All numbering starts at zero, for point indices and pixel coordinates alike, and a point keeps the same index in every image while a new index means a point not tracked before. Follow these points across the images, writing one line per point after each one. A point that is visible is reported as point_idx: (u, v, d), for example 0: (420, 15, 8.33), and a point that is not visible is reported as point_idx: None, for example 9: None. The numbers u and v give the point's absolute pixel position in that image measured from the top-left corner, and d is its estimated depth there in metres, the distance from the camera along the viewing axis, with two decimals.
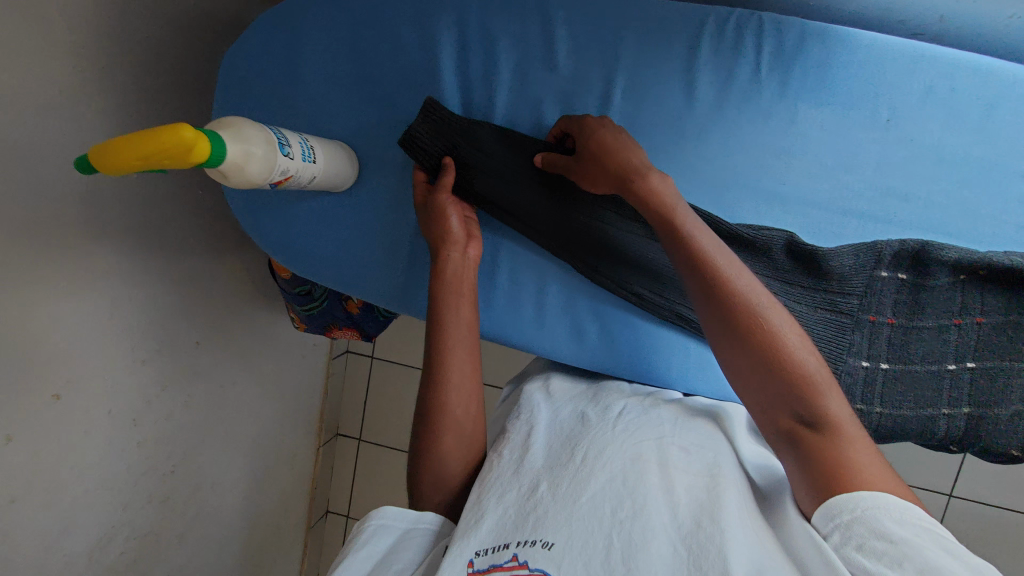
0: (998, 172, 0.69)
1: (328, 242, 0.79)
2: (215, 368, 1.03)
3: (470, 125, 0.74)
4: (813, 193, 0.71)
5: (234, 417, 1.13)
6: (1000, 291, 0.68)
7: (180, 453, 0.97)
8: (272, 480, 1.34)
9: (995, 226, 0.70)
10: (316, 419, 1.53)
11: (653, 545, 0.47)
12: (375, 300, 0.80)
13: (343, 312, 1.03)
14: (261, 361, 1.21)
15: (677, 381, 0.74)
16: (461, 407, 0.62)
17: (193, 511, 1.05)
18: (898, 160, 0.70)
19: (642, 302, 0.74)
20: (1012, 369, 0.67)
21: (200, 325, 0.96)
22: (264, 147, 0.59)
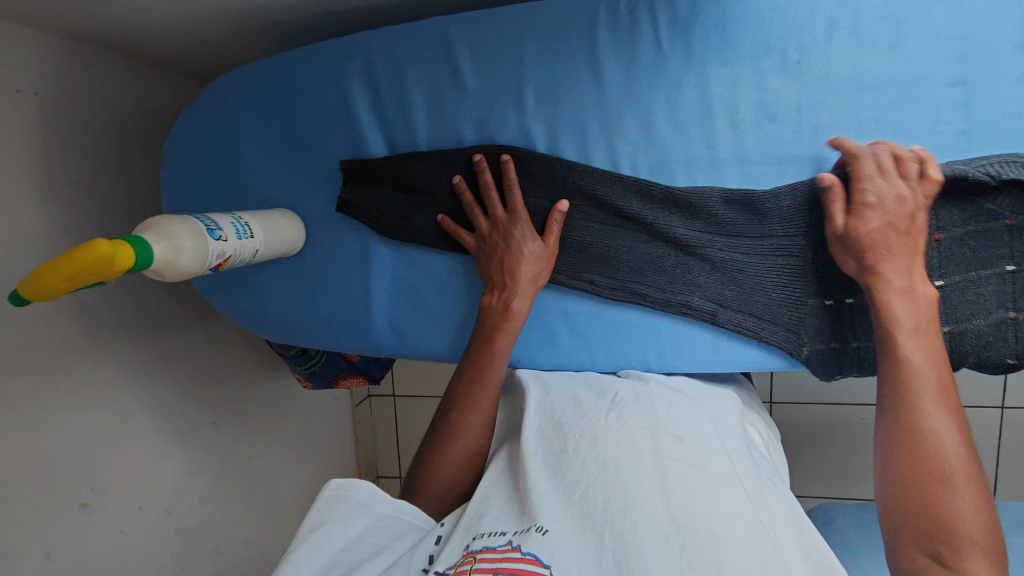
0: (924, 84, 0.63)
1: (299, 301, 0.82)
2: (236, 443, 1.10)
3: (398, 160, 0.76)
4: (745, 151, 0.67)
5: (270, 481, 1.19)
6: (955, 204, 0.66)
7: (221, 529, 1.04)
8: None
9: (934, 138, 0.64)
10: (354, 466, 1.54)
11: (649, 536, 0.42)
12: (345, 346, 0.84)
13: (346, 362, 1.07)
14: (283, 427, 1.26)
15: (654, 362, 0.74)
16: (478, 417, 0.68)
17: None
18: (819, 98, 0.65)
19: (601, 290, 0.73)
20: (981, 279, 0.66)
21: (214, 406, 1.05)
22: (192, 238, 0.61)
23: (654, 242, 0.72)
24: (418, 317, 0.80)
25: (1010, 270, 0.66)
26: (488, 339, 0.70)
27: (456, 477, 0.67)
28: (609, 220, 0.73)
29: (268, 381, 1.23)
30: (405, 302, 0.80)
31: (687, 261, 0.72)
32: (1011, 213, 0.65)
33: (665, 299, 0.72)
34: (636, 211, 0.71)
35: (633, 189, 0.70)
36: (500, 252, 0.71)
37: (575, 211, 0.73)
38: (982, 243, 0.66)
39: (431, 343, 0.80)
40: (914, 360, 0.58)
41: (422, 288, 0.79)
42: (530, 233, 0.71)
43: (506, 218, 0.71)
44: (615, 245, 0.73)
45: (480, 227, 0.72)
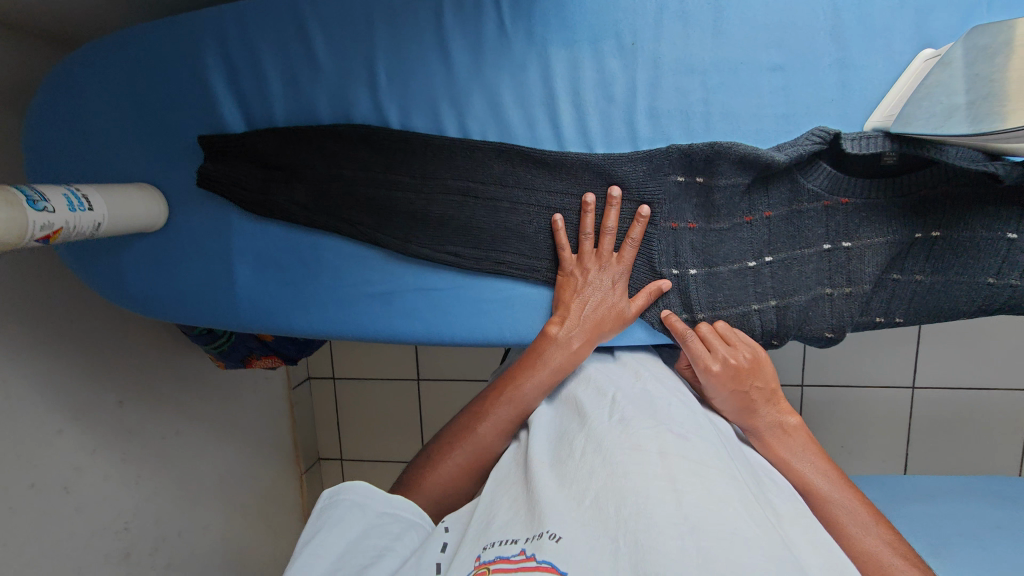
0: (746, 71, 0.63)
1: (171, 278, 0.73)
2: (145, 426, 0.99)
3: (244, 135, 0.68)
4: (589, 132, 0.65)
5: (187, 465, 1.09)
6: (777, 184, 0.66)
7: (130, 510, 0.95)
8: (256, 517, 1.30)
9: (755, 123, 0.64)
10: (291, 453, 1.45)
11: (663, 538, 0.39)
12: (226, 325, 0.75)
13: (257, 342, 0.97)
14: (204, 408, 1.15)
15: (511, 335, 0.71)
16: (496, 431, 0.63)
17: (165, 562, 1.02)
18: (653, 82, 0.63)
19: (466, 263, 0.69)
20: (801, 257, 0.67)
21: (120, 384, 0.95)
22: (5, 208, 0.51)
23: (519, 204, 0.68)
24: (291, 293, 0.72)
25: (827, 248, 0.66)
26: (538, 362, 0.64)
27: (457, 479, 0.63)
28: (471, 190, 0.68)
29: (187, 361, 1.12)
30: (272, 280, 0.72)
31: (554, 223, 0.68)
32: (828, 193, 0.65)
33: (526, 267, 0.69)
34: (500, 171, 0.67)
35: (494, 150, 0.66)
36: (579, 296, 0.65)
37: (434, 183, 0.68)
38: (801, 224, 0.66)
39: (303, 322, 0.73)
40: (809, 472, 0.60)
41: (289, 264, 0.72)
42: (620, 289, 0.66)
43: (596, 265, 0.66)
44: (476, 207, 0.68)
45: (584, 262, 0.66)
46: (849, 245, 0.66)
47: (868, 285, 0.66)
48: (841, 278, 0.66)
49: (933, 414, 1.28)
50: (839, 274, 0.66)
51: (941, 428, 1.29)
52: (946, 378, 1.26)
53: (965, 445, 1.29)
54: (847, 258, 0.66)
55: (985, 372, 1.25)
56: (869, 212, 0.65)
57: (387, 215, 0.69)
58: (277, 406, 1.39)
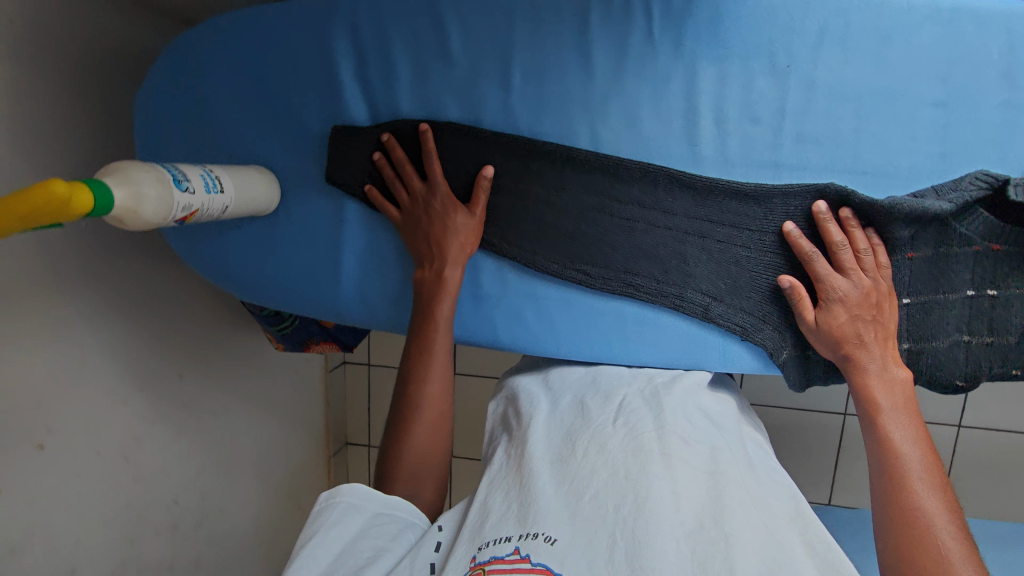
0: (904, 101, 0.65)
1: (260, 264, 0.81)
2: (199, 400, 1.07)
3: (403, 129, 0.73)
4: (728, 151, 0.68)
5: (232, 442, 1.17)
6: (931, 227, 0.67)
7: (181, 482, 1.03)
8: (288, 498, 1.37)
9: (908, 158, 0.67)
10: (322, 436, 1.52)
11: (659, 541, 0.45)
12: (304, 309, 0.83)
13: (318, 327, 1.03)
14: (251, 384, 1.23)
15: (619, 350, 0.74)
16: (433, 380, 0.68)
17: (207, 534, 1.10)
18: (803, 106, 0.66)
19: (590, 282, 0.72)
20: (945, 302, 0.69)
21: (179, 357, 1.02)
22: (157, 187, 0.57)
23: (655, 226, 0.71)
24: (387, 291, 0.78)
25: (971, 295, 0.69)
26: (430, 308, 0.70)
27: (427, 445, 0.66)
28: (604, 208, 0.72)
29: (238, 338, 1.19)
30: (371, 275, 0.78)
31: (688, 247, 0.71)
32: (980, 239, 0.68)
33: (657, 289, 0.71)
34: (644, 194, 0.70)
35: (641, 170, 0.70)
36: (425, 224, 0.71)
37: (578, 199, 0.72)
38: (949, 267, 0.68)
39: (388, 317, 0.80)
40: (900, 439, 0.58)
41: (388, 259, 0.78)
42: (449, 196, 0.71)
43: (425, 190, 0.71)
44: (614, 227, 0.72)
45: (404, 199, 0.73)
46: (992, 293, 0.69)
47: (1013, 337, 0.69)
48: (982, 327, 0.69)
49: (972, 460, 1.23)
50: (981, 322, 0.69)
51: (980, 475, 1.23)
52: (987, 433, 1.21)
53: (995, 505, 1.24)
54: (989, 307, 0.69)
55: None
56: (1016, 261, 0.68)
57: (525, 227, 0.73)
58: (313, 388, 1.47)
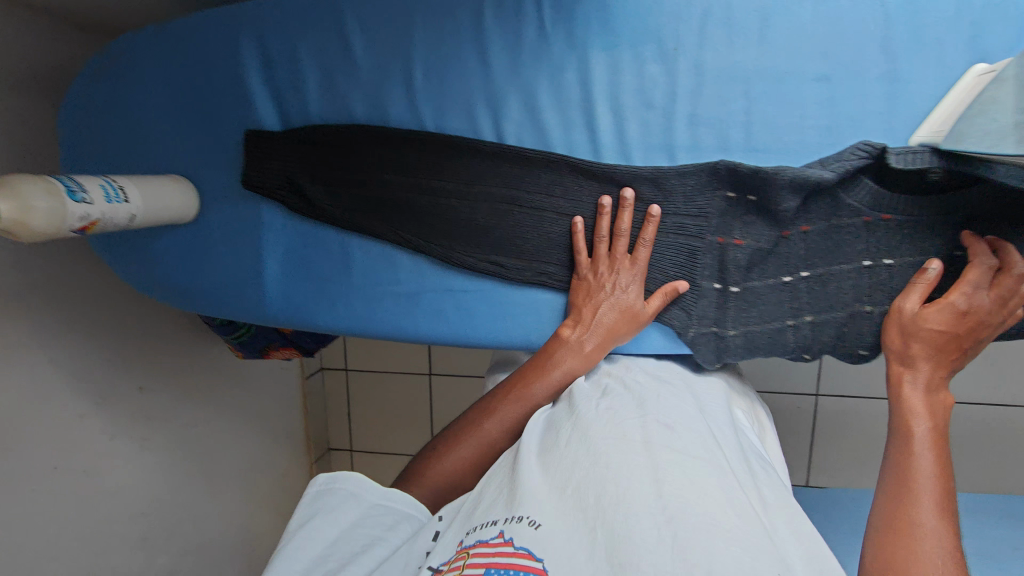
0: (793, 80, 0.59)
1: (203, 276, 0.77)
2: (165, 413, 1.04)
3: (303, 134, 0.71)
4: (626, 138, 0.63)
5: (204, 453, 1.13)
6: (819, 199, 0.62)
7: (149, 495, 1.00)
8: (269, 506, 1.35)
9: (799, 134, 0.61)
10: (303, 443, 1.49)
11: (639, 528, 0.41)
12: (243, 317, 0.80)
13: (277, 333, 1.00)
14: (221, 394, 1.19)
15: (536, 339, 0.73)
16: (502, 429, 0.65)
17: (182, 545, 1.07)
18: (687, 89, 0.61)
19: (506, 272, 0.70)
20: (841, 273, 0.63)
21: (140, 371, 0.99)
22: (47, 198, 0.55)
23: (558, 214, 0.68)
24: (316, 294, 0.76)
25: (867, 265, 0.63)
26: (543, 367, 0.66)
27: (460, 474, 0.64)
28: (511, 198, 0.68)
29: (205, 349, 1.16)
30: (301, 279, 0.76)
31: (592, 234, 0.67)
32: (869, 209, 0.62)
33: (570, 276, 0.69)
34: (547, 182, 0.67)
35: (531, 158, 0.66)
36: (599, 297, 0.66)
37: (478, 190, 0.69)
38: (842, 239, 0.63)
39: (325, 321, 0.77)
40: (925, 460, 0.55)
41: (315, 260, 0.75)
42: (635, 288, 0.66)
43: (622, 267, 0.66)
44: (520, 217, 0.69)
45: (597, 258, 0.66)
46: (890, 263, 0.62)
47: None
48: (884, 297, 0.63)
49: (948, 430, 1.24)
50: (881, 292, 0.63)
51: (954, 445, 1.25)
52: (959, 403, 1.23)
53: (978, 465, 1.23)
54: (889, 276, 0.63)
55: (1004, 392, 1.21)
56: (913, 230, 0.62)
57: (432, 223, 0.71)
58: (290, 396, 1.44)
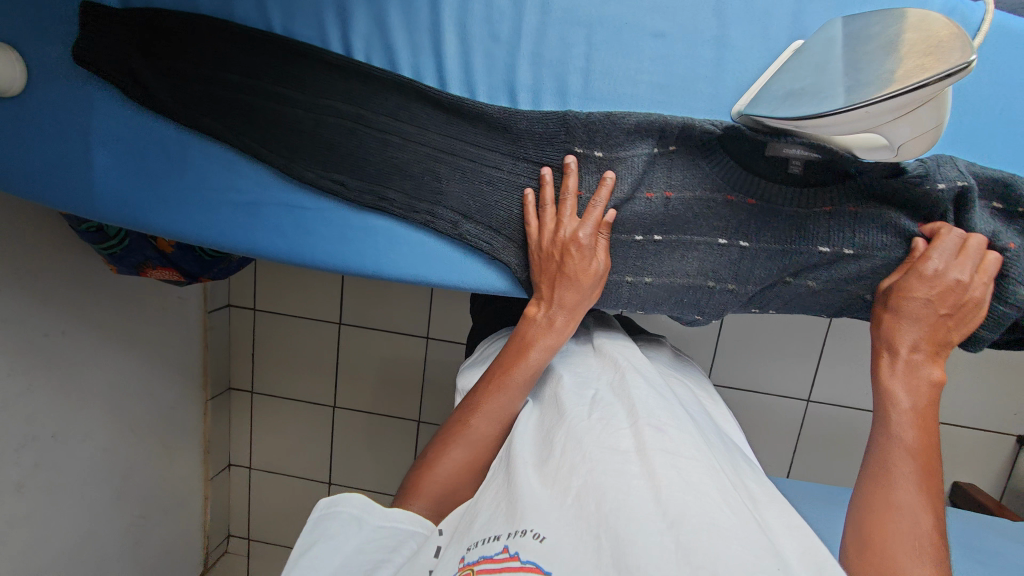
0: (617, 31, 0.66)
1: (38, 154, 0.66)
2: (30, 322, 0.92)
3: (137, 17, 0.65)
4: (471, 66, 0.67)
5: (72, 368, 1.02)
6: (685, 165, 0.68)
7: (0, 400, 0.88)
8: (150, 435, 1.24)
9: (631, 87, 0.68)
10: (198, 377, 1.39)
11: (639, 534, 0.43)
12: (95, 216, 0.69)
13: (155, 251, 0.90)
14: (100, 310, 1.07)
15: (384, 268, 0.70)
16: (489, 421, 0.62)
17: (36, 459, 0.96)
18: (533, 26, 0.66)
19: (345, 193, 0.68)
20: (689, 244, 0.70)
21: (4, 269, 0.87)
22: None
23: (407, 142, 0.68)
24: (175, 196, 0.68)
25: (721, 242, 0.69)
26: (522, 350, 0.64)
27: (455, 481, 0.61)
28: (358, 118, 0.67)
29: (87, 258, 1.03)
30: (151, 175, 0.68)
31: (439, 165, 0.68)
32: (732, 189, 0.68)
33: (409, 207, 0.68)
34: (403, 110, 0.67)
35: (389, 82, 0.66)
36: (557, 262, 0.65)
37: (321, 103, 0.67)
38: (703, 211, 0.69)
39: (181, 227, 0.69)
40: (906, 438, 0.57)
41: (150, 155, 0.67)
42: (593, 248, 0.65)
43: (577, 225, 0.65)
44: (371, 140, 0.68)
45: (546, 226, 0.66)
46: (743, 244, 0.69)
47: (750, 288, 0.70)
48: (727, 275, 0.70)
49: (824, 432, 1.32)
50: (727, 269, 0.70)
51: (825, 448, 1.33)
52: (834, 408, 1.31)
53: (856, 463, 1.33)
54: (736, 256, 0.69)
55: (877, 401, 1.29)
56: (768, 215, 0.68)
57: (269, 132, 0.67)
58: (189, 325, 1.33)
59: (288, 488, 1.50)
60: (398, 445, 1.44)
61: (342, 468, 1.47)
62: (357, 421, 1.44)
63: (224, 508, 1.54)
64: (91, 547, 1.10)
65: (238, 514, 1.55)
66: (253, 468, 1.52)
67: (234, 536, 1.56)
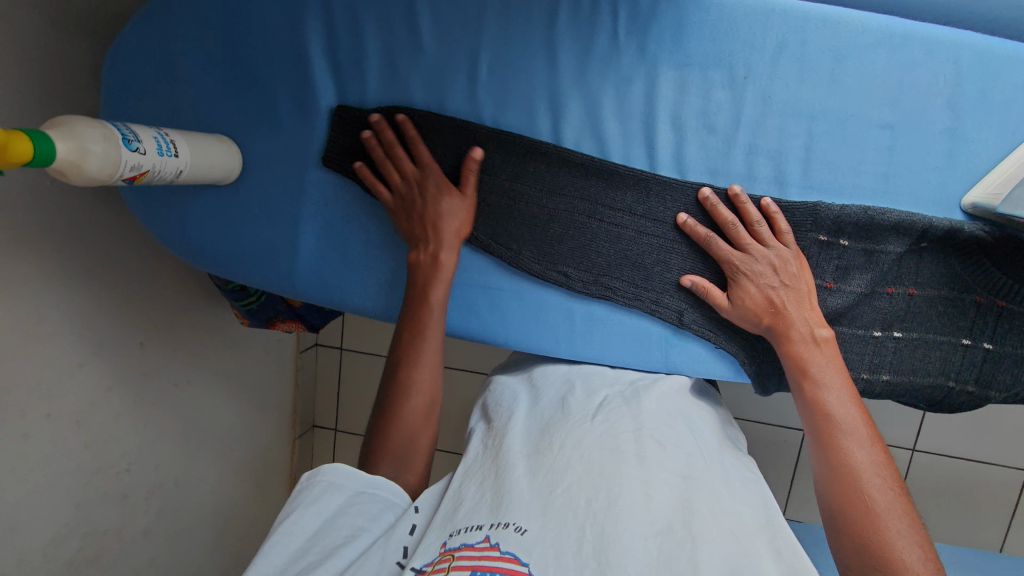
0: (850, 121, 0.73)
1: (246, 239, 0.83)
2: (160, 373, 1.05)
3: (354, 114, 0.78)
4: (685, 156, 0.74)
5: (190, 416, 1.13)
6: (937, 260, 0.77)
7: (134, 451, 1.00)
8: (249, 477, 1.35)
9: (855, 177, 0.74)
10: (289, 417, 1.49)
11: (628, 537, 0.45)
12: (267, 285, 0.85)
13: (285, 305, 1.02)
14: (214, 360, 1.19)
15: (592, 352, 0.79)
16: (427, 374, 0.71)
17: (158, 509, 1.07)
18: (752, 118, 0.73)
19: (572, 283, 0.78)
20: (933, 342, 0.78)
21: (142, 324, 1.00)
22: (102, 144, 0.59)
23: (641, 233, 0.77)
24: (350, 274, 0.83)
25: (965, 343, 0.78)
26: (421, 293, 0.74)
27: (417, 427, 0.69)
28: (592, 211, 0.77)
29: (206, 311, 1.17)
30: (334, 253, 0.82)
31: (671, 256, 0.77)
32: (983, 292, 0.78)
33: (635, 293, 0.77)
34: (632, 201, 0.76)
35: (633, 178, 0.75)
36: (419, 208, 0.75)
37: (560, 200, 0.77)
38: (946, 310, 0.78)
39: (356, 300, 0.83)
40: (840, 416, 0.64)
41: (351, 238, 0.82)
42: (435, 193, 0.75)
43: (421, 173, 0.75)
44: (598, 228, 0.77)
45: (393, 179, 0.76)
46: (987, 345, 0.78)
47: (993, 390, 0.79)
48: (969, 374, 0.79)
49: (929, 486, 1.21)
50: (969, 369, 0.79)
51: (931, 505, 1.22)
52: (939, 458, 1.20)
53: (956, 533, 1.21)
54: (979, 358, 0.79)
55: (991, 454, 1.17)
56: (1013, 322, 0.78)
57: (512, 225, 0.78)
58: (282, 369, 1.44)
59: None
60: None
61: None
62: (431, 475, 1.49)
63: None
64: None
65: None
66: None
67: None
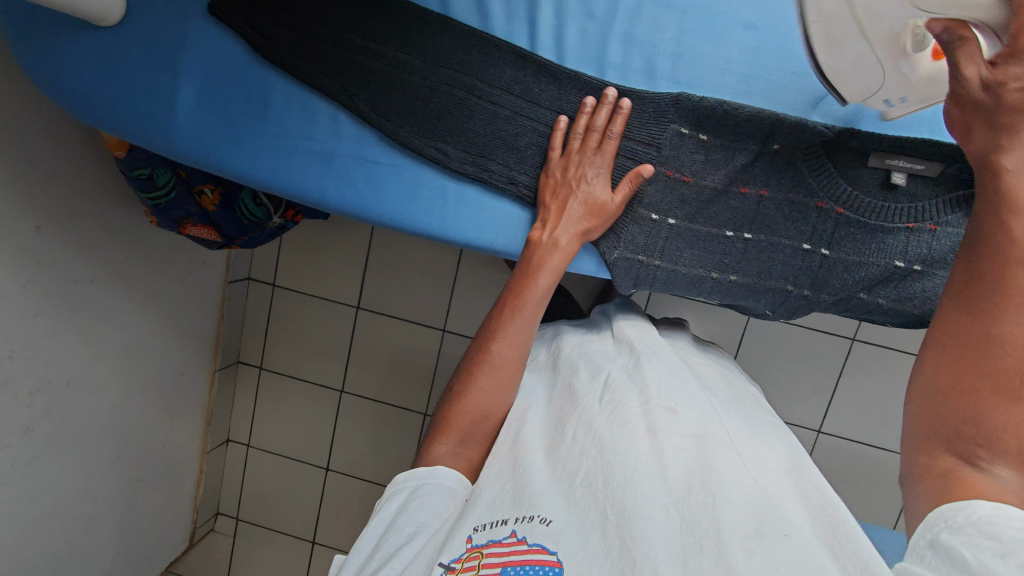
0: (716, 16, 0.71)
1: (113, 83, 0.69)
2: (60, 267, 0.89)
3: None
4: (564, 40, 0.72)
5: (92, 315, 0.98)
6: (789, 167, 0.73)
7: (20, 339, 0.85)
8: (158, 395, 1.21)
9: (718, 75, 0.72)
10: (210, 346, 1.35)
11: (647, 508, 0.44)
12: (141, 142, 0.71)
13: (197, 208, 0.90)
14: (126, 265, 1.04)
15: (475, 241, 0.73)
16: (510, 347, 0.66)
17: (45, 408, 0.92)
18: (628, 6, 0.71)
19: (449, 162, 0.71)
20: (775, 245, 0.74)
21: (43, 208, 0.85)
22: None
23: (519, 113, 0.72)
24: (230, 135, 0.71)
25: (806, 248, 0.74)
26: (530, 272, 0.68)
27: (488, 404, 0.63)
28: (471, 87, 0.71)
29: (122, 216, 1.02)
30: (212, 111, 0.70)
31: (546, 141, 0.73)
32: (828, 198, 0.72)
33: (511, 177, 0.73)
34: (509, 76, 0.71)
35: (511, 53, 0.71)
36: (567, 191, 0.70)
37: (439, 70, 0.71)
38: (793, 213, 0.74)
39: (238, 165, 0.71)
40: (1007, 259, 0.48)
41: (233, 98, 0.70)
42: (604, 179, 0.71)
43: (595, 160, 0.71)
44: (477, 106, 0.72)
45: (573, 152, 0.71)
46: (825, 252, 0.74)
47: (826, 298, 0.75)
48: (806, 281, 0.75)
49: None
50: (806, 275, 0.75)
51: None
52: None
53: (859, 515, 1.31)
54: (817, 264, 0.74)
55: None
56: (854, 228, 0.72)
57: (390, 96, 0.70)
58: (207, 293, 1.30)
59: (283, 471, 1.46)
60: (399, 440, 1.39)
61: (342, 457, 1.42)
62: (362, 410, 1.40)
63: (214, 486, 1.48)
64: (85, 503, 1.05)
65: (227, 492, 1.50)
66: (250, 446, 1.48)
67: (222, 515, 1.51)
